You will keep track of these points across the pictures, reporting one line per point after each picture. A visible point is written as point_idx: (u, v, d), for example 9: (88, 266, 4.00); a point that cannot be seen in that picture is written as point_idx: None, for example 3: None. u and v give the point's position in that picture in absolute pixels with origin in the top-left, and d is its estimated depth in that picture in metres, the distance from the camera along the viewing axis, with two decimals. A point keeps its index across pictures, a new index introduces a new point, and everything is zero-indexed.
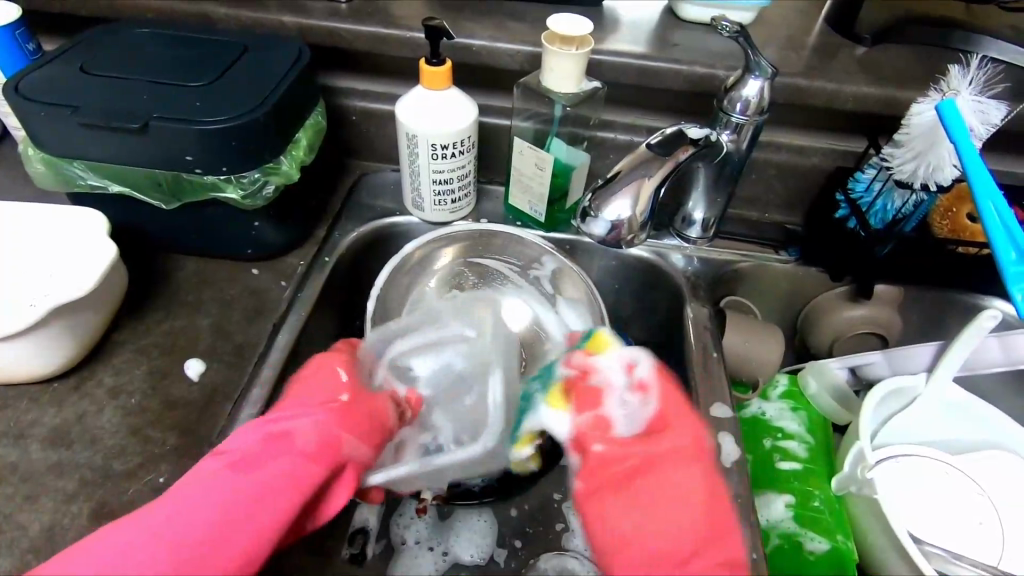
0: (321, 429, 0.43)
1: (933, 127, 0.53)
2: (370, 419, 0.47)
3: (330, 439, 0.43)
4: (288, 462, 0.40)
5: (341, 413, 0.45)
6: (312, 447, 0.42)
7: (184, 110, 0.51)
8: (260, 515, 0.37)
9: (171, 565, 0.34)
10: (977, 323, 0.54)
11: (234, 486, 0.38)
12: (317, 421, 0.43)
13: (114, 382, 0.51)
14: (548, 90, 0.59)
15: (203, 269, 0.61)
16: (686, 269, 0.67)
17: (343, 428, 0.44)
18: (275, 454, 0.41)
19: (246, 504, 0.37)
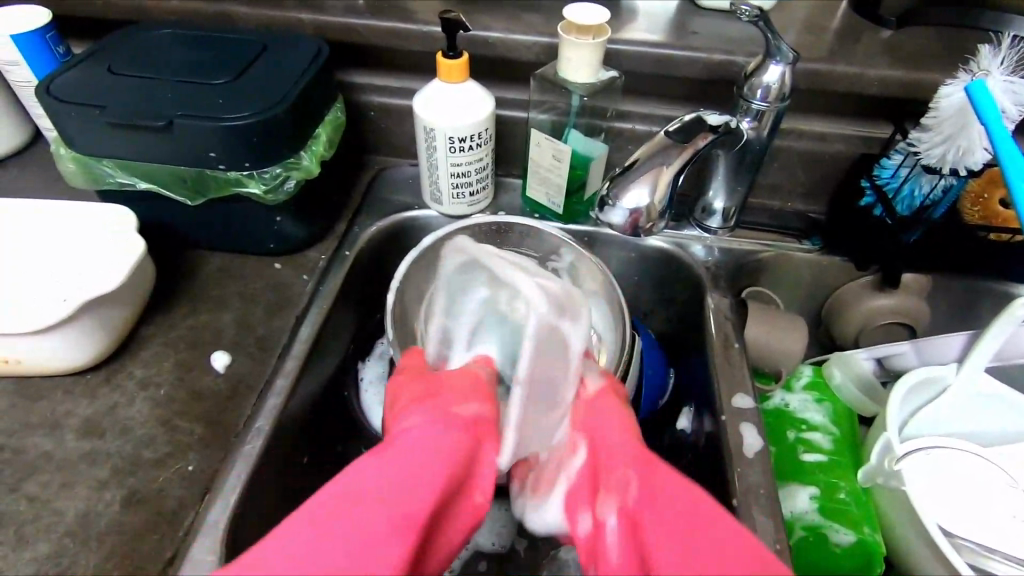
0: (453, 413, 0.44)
1: (962, 110, 0.52)
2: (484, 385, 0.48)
3: (461, 416, 0.44)
4: (434, 447, 0.41)
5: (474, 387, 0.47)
6: (457, 424, 0.43)
7: (207, 108, 0.52)
8: (429, 492, 0.38)
9: (350, 556, 0.33)
10: (1010, 311, 0.52)
11: (387, 469, 0.39)
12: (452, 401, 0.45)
13: (143, 375, 0.52)
14: (564, 81, 0.58)
15: (227, 265, 0.62)
16: (706, 260, 0.66)
17: (469, 400, 0.46)
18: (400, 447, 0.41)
19: (393, 491, 0.37)
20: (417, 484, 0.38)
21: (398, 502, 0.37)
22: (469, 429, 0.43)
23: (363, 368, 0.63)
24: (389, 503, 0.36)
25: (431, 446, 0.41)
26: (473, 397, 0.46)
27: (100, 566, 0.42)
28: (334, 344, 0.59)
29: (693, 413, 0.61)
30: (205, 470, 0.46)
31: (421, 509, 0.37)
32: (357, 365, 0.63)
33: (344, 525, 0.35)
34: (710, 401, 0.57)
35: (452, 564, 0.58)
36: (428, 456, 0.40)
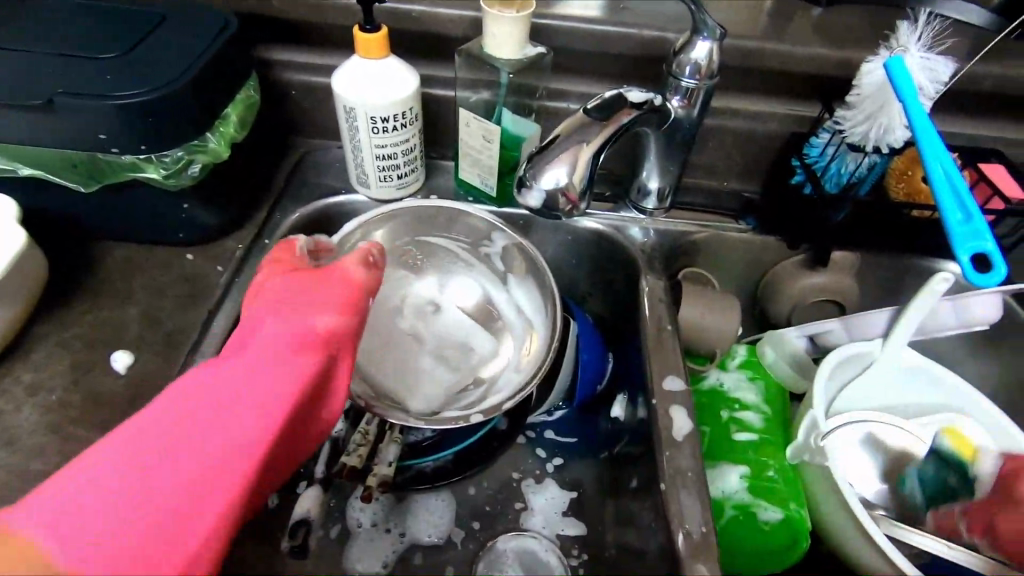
0: (279, 328, 0.42)
1: (883, 87, 0.52)
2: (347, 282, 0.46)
3: (290, 330, 0.42)
4: (261, 369, 0.40)
5: (299, 290, 0.44)
6: (279, 344, 0.41)
7: (93, 84, 0.47)
8: (264, 417, 0.38)
9: (145, 511, 0.33)
10: (930, 286, 0.53)
11: (202, 397, 0.38)
12: (277, 323, 0.42)
13: (33, 379, 0.48)
14: (490, 57, 0.56)
15: (134, 256, 0.57)
16: (642, 242, 0.65)
17: (300, 312, 0.43)
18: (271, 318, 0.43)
19: (204, 425, 0.36)
20: (284, 355, 0.41)
21: (266, 380, 0.40)
22: (339, 306, 0.44)
23: None
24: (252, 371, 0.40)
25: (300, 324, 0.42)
26: (318, 308, 0.43)
27: None
28: None
29: (627, 400, 0.61)
30: None
31: (259, 430, 0.37)
32: None
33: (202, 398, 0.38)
34: (643, 386, 0.56)
35: (387, 559, 0.56)
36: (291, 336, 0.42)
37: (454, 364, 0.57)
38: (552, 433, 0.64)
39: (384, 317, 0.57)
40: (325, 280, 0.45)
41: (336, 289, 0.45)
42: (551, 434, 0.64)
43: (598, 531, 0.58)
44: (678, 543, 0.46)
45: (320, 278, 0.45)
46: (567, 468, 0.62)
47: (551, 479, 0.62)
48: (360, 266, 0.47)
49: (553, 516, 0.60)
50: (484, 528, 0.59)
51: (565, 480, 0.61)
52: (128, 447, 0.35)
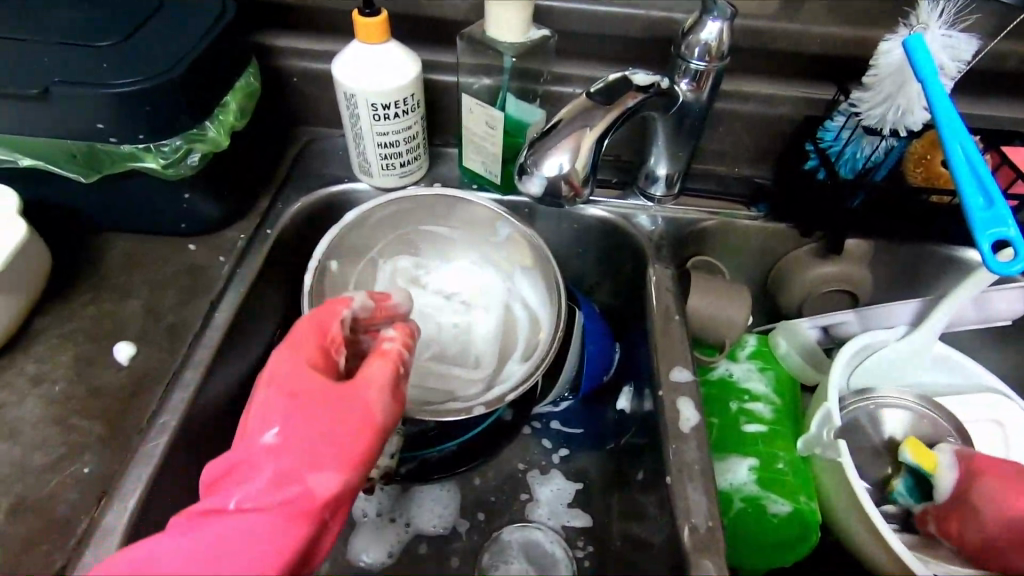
0: (278, 469, 0.37)
1: (902, 67, 0.50)
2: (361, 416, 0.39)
3: (288, 476, 0.37)
4: (248, 523, 0.36)
5: (303, 414, 0.39)
6: (274, 497, 0.37)
7: (88, 73, 0.46)
8: None
9: None
10: (975, 279, 0.53)
11: (184, 544, 0.35)
12: (276, 464, 0.38)
13: (37, 371, 0.48)
14: (492, 40, 0.55)
15: (137, 247, 0.57)
16: (651, 231, 0.64)
17: (303, 456, 0.38)
18: (279, 452, 0.38)
19: None
20: (279, 519, 0.37)
21: (252, 540, 0.36)
22: (347, 461, 0.38)
23: None
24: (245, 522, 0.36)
25: (300, 477, 0.37)
26: (320, 463, 0.38)
27: None
28: (256, 328, 0.56)
29: (633, 393, 0.60)
30: (103, 472, 0.42)
31: None
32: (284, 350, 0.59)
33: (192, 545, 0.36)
34: (649, 378, 0.55)
35: (392, 548, 0.56)
36: (290, 489, 0.37)
37: (453, 359, 0.57)
38: (557, 424, 0.63)
39: None
40: (344, 414, 0.39)
41: (352, 434, 0.39)
42: (557, 425, 0.63)
43: (603, 523, 0.58)
44: (683, 537, 0.45)
45: (341, 410, 0.39)
46: (573, 459, 0.62)
47: (557, 471, 0.61)
48: (388, 401, 0.40)
49: (559, 507, 0.59)
50: (489, 520, 0.58)
51: (572, 471, 0.61)
52: None
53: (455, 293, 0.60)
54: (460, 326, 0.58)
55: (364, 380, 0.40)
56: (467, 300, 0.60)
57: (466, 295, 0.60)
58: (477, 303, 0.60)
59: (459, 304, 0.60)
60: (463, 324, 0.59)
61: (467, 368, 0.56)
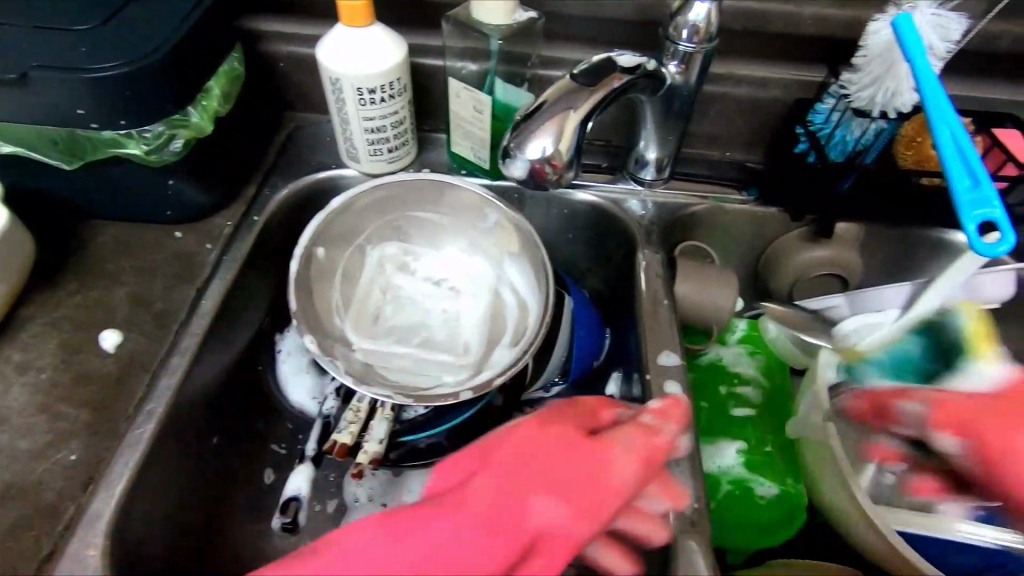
0: (494, 491, 0.41)
1: (890, 47, 0.49)
2: (607, 476, 0.42)
3: (519, 514, 0.40)
4: (472, 550, 0.38)
5: (545, 456, 0.43)
6: (496, 524, 0.39)
7: (67, 57, 0.46)
8: None
9: None
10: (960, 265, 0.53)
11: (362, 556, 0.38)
12: (493, 484, 0.41)
13: (23, 359, 0.48)
14: (477, 23, 0.55)
15: (123, 235, 0.57)
16: (641, 216, 0.64)
17: (527, 496, 0.41)
18: (462, 501, 0.41)
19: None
20: (483, 553, 0.38)
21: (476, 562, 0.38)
22: (581, 505, 0.40)
23: (282, 340, 0.59)
24: (449, 548, 0.38)
25: (524, 513, 0.40)
26: (561, 496, 0.41)
27: None
28: (244, 316, 0.56)
29: (622, 379, 0.60)
30: (89, 459, 0.42)
31: None
32: (274, 336, 0.59)
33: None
34: (639, 363, 0.55)
35: None
36: (507, 531, 0.39)
37: (441, 344, 0.57)
38: None
39: (376, 294, 0.58)
40: (569, 474, 0.42)
41: (608, 494, 0.41)
42: None
43: None
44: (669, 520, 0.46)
45: (590, 471, 0.42)
46: None
47: None
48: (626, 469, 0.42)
49: None
50: None
51: None
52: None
53: (444, 279, 0.60)
54: (449, 313, 0.58)
55: (651, 445, 0.44)
56: (456, 287, 0.60)
57: (454, 282, 0.60)
58: (466, 290, 0.60)
59: (447, 290, 0.60)
60: (451, 310, 0.59)
61: (454, 354, 0.56)
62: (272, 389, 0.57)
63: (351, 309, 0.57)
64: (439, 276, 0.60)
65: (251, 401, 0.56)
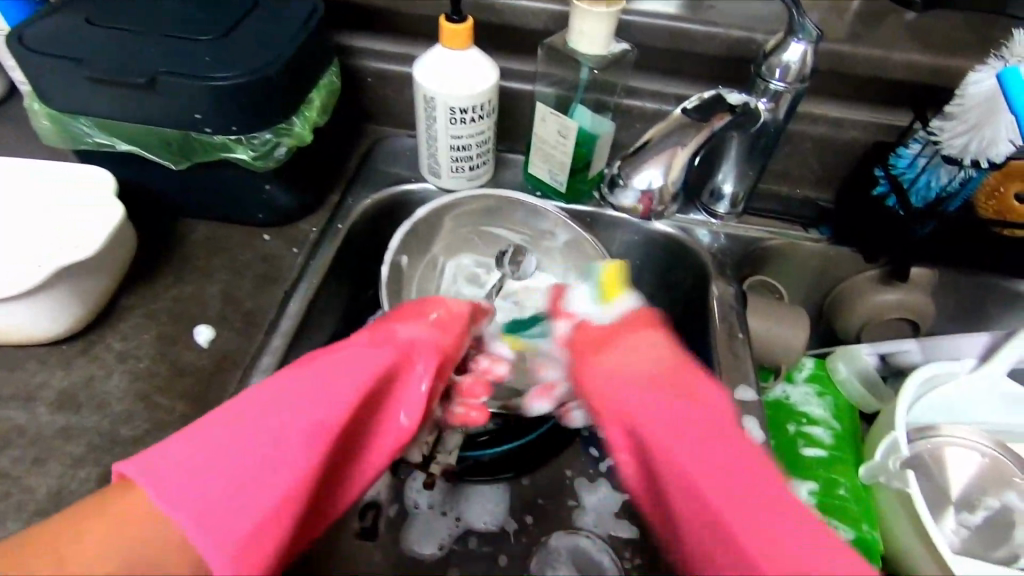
0: (392, 335, 0.47)
1: (992, 97, 0.49)
2: (452, 320, 0.49)
3: (393, 343, 0.46)
4: (349, 357, 0.44)
5: (439, 328, 0.49)
6: (372, 342, 0.46)
7: (191, 65, 0.48)
8: (341, 402, 0.42)
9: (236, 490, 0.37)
10: None
11: (302, 381, 0.42)
12: (378, 334, 0.47)
13: (122, 348, 0.50)
14: (575, 52, 0.55)
15: (214, 234, 0.59)
16: (711, 246, 0.64)
17: (437, 338, 0.48)
18: (306, 397, 0.41)
19: (302, 402, 0.41)
20: (366, 362, 0.44)
21: (354, 363, 0.44)
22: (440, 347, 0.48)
23: None
24: (330, 391, 0.42)
25: (394, 336, 0.47)
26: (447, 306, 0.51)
27: None
28: (323, 319, 0.57)
29: None
30: None
31: (337, 419, 0.41)
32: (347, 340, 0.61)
33: (206, 501, 0.36)
34: None
35: (443, 541, 0.58)
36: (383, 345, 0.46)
37: None
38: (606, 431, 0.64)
39: None
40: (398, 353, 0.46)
41: (446, 333, 0.49)
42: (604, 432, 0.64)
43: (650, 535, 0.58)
44: None
45: (436, 319, 0.49)
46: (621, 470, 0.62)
47: (604, 480, 0.62)
48: (464, 309, 0.51)
49: (606, 517, 0.60)
50: (538, 523, 0.59)
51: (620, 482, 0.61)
52: (253, 414, 0.40)
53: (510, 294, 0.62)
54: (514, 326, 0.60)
55: (453, 313, 0.50)
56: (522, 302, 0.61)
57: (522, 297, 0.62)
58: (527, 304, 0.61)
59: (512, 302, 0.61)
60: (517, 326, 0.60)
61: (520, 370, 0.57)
62: None
63: None
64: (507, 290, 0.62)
65: None
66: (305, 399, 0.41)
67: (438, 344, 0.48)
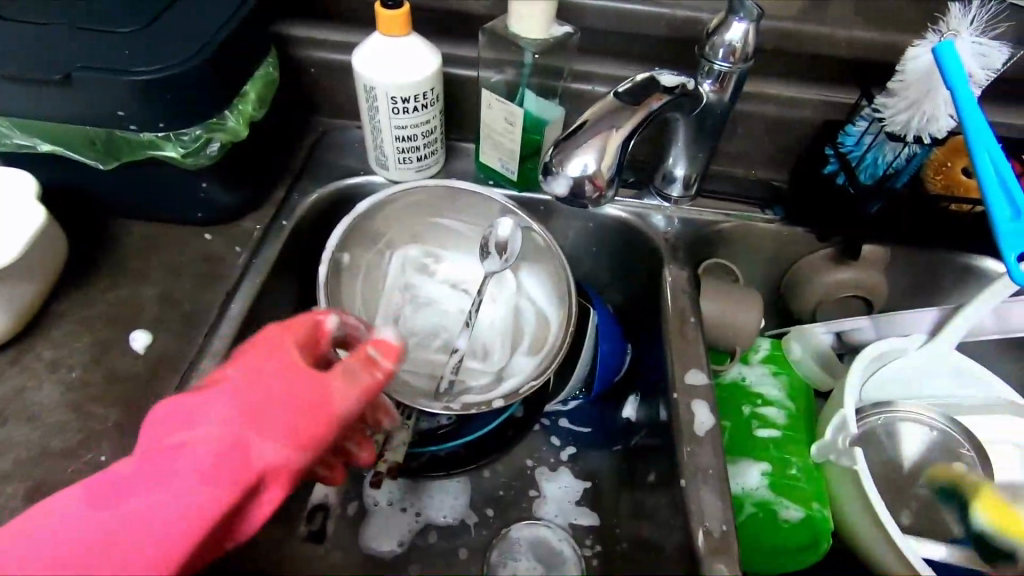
0: (227, 436, 0.35)
1: (931, 72, 0.50)
2: (314, 414, 0.36)
3: (235, 448, 0.35)
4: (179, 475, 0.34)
5: (294, 426, 0.36)
6: (208, 466, 0.34)
7: (110, 60, 0.46)
8: (170, 538, 0.33)
9: None
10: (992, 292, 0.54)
11: (127, 498, 0.33)
12: (223, 430, 0.35)
13: (54, 356, 0.48)
14: (516, 36, 0.54)
15: (152, 235, 0.57)
16: (665, 231, 0.64)
17: (300, 441, 0.36)
18: (173, 456, 0.34)
19: (135, 525, 0.33)
20: (199, 479, 0.34)
21: (182, 504, 0.33)
22: (301, 435, 0.36)
23: None
24: (170, 504, 0.33)
25: (243, 448, 0.35)
26: (318, 384, 0.37)
27: None
28: (270, 319, 0.56)
29: (638, 401, 0.61)
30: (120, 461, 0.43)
31: (185, 545, 0.33)
32: None
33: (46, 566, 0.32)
34: (664, 380, 0.55)
35: (403, 538, 0.57)
36: (226, 461, 0.34)
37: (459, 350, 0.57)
38: (566, 421, 0.64)
39: (397, 297, 0.59)
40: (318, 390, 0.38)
41: (316, 422, 0.36)
42: (565, 423, 0.64)
43: (611, 522, 0.58)
44: (698, 540, 0.46)
45: (298, 400, 0.36)
46: (582, 458, 0.62)
47: (565, 469, 0.61)
48: (350, 396, 0.37)
49: (566, 505, 0.59)
50: (498, 515, 0.59)
51: (581, 470, 0.61)
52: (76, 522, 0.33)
53: (461, 285, 0.61)
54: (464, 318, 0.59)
55: (327, 400, 0.37)
56: (472, 292, 0.60)
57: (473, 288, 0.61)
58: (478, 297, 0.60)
59: (463, 293, 0.60)
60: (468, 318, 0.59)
61: (470, 365, 0.56)
62: None
63: (373, 316, 0.57)
64: (458, 281, 0.61)
65: None
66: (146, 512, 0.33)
67: (275, 459, 0.36)
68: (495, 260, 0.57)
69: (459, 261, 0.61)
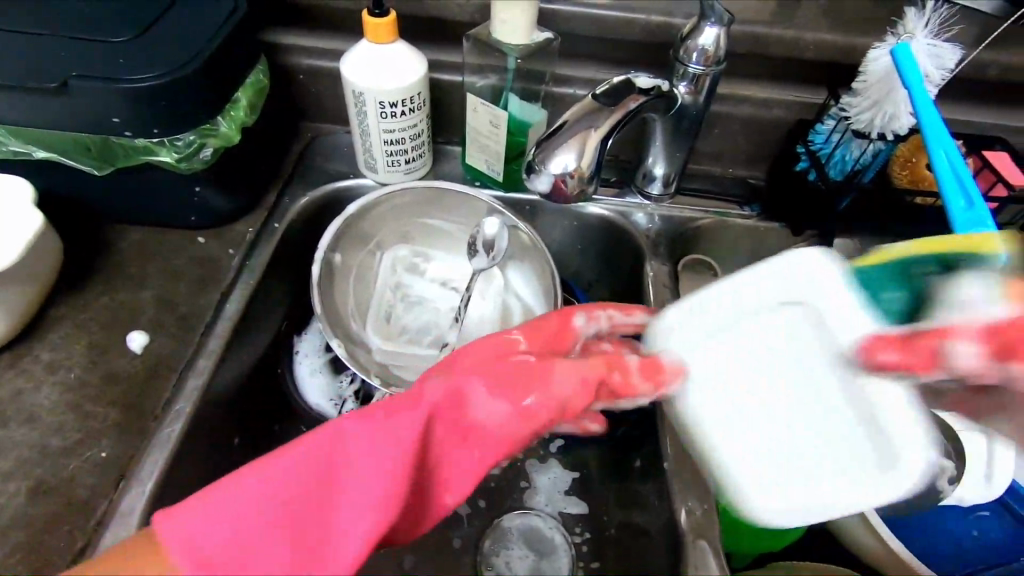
0: (449, 402, 0.37)
1: (888, 74, 0.53)
2: (545, 395, 0.37)
3: (454, 417, 0.37)
4: (401, 431, 0.35)
5: (515, 405, 0.37)
6: (419, 433, 0.36)
7: (104, 68, 0.47)
8: (380, 495, 0.34)
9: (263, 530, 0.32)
10: None
11: (351, 450, 0.35)
12: (440, 400, 0.37)
13: (52, 358, 0.49)
14: (499, 43, 0.56)
15: (146, 240, 0.58)
16: (647, 228, 0.66)
17: (526, 420, 0.37)
18: (401, 413, 0.36)
19: (356, 475, 0.34)
20: (412, 442, 0.35)
21: (396, 463, 0.34)
22: (525, 415, 0.37)
23: (300, 342, 0.61)
24: (378, 462, 0.34)
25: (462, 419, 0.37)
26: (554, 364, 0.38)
27: (5, 561, 0.39)
28: (264, 320, 0.57)
29: None
30: (121, 457, 0.44)
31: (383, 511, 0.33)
32: (292, 339, 0.61)
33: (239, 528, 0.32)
34: None
35: None
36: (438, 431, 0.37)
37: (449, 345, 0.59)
38: None
39: (388, 295, 0.61)
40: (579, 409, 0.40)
41: (539, 405, 0.37)
42: None
43: (600, 509, 0.60)
44: (681, 519, 0.48)
45: (522, 377, 0.38)
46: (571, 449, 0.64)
47: (555, 460, 0.63)
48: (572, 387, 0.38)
49: (557, 495, 0.61)
50: (490, 506, 0.61)
51: (570, 460, 0.63)
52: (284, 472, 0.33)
53: (450, 283, 0.62)
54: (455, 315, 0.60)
55: (555, 386, 0.37)
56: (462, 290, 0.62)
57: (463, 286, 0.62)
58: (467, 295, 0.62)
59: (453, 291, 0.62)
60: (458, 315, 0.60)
61: None
62: (289, 391, 0.58)
63: (365, 313, 0.59)
64: (447, 280, 0.63)
65: (268, 406, 0.57)
66: (362, 468, 0.34)
67: (498, 435, 0.37)
68: (483, 258, 0.59)
69: (449, 260, 0.63)
